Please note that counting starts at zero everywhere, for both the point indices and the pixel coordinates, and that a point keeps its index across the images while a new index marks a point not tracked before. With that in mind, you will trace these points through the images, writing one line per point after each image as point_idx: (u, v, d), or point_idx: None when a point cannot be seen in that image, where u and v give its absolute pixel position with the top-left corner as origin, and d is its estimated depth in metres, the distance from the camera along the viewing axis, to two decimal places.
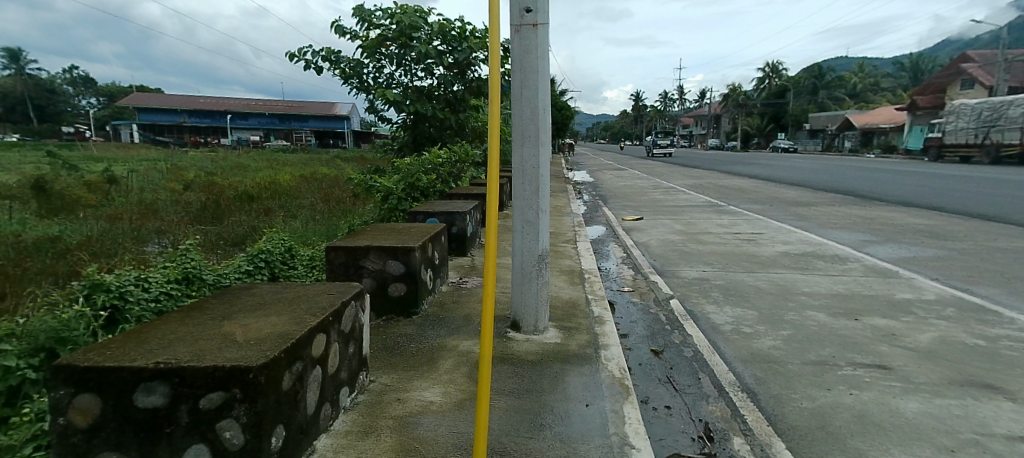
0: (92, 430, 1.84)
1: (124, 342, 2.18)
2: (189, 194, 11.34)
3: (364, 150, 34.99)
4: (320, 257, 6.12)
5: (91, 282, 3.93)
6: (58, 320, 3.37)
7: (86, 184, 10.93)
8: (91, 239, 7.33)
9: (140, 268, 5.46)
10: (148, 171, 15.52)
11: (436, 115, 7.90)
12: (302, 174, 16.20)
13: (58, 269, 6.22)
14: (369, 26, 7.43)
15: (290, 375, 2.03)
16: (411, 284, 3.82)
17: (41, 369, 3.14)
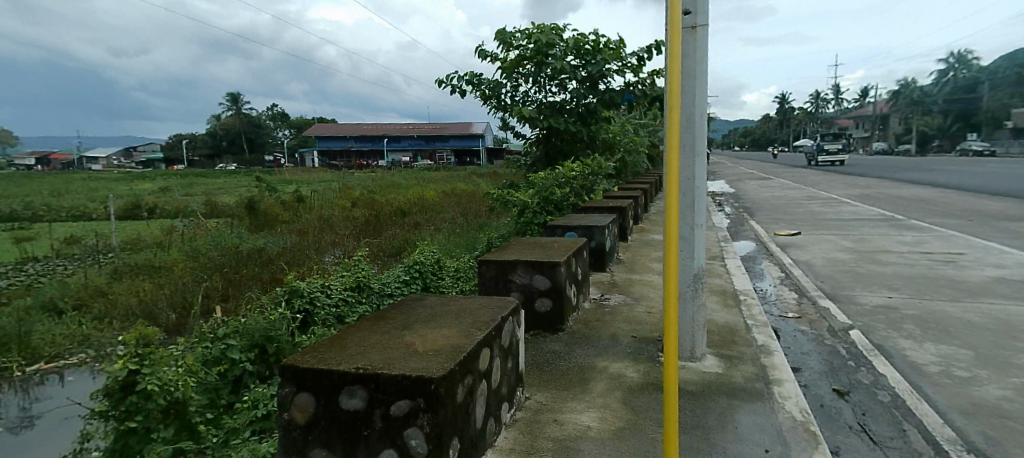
0: (308, 426, 2.13)
1: (329, 346, 2.51)
2: (355, 210, 12.77)
3: (499, 166, 36.52)
4: (467, 268, 6.50)
5: (290, 289, 5.02)
6: (269, 321, 4.45)
7: (282, 204, 12.89)
8: (285, 249, 8.59)
9: (322, 275, 6.33)
10: (323, 191, 17.83)
11: (568, 129, 7.79)
12: (443, 191, 17.33)
13: (263, 276, 7.48)
14: (508, 48, 7.65)
15: (463, 388, 2.17)
16: (557, 300, 3.82)
17: (255, 363, 4.21)
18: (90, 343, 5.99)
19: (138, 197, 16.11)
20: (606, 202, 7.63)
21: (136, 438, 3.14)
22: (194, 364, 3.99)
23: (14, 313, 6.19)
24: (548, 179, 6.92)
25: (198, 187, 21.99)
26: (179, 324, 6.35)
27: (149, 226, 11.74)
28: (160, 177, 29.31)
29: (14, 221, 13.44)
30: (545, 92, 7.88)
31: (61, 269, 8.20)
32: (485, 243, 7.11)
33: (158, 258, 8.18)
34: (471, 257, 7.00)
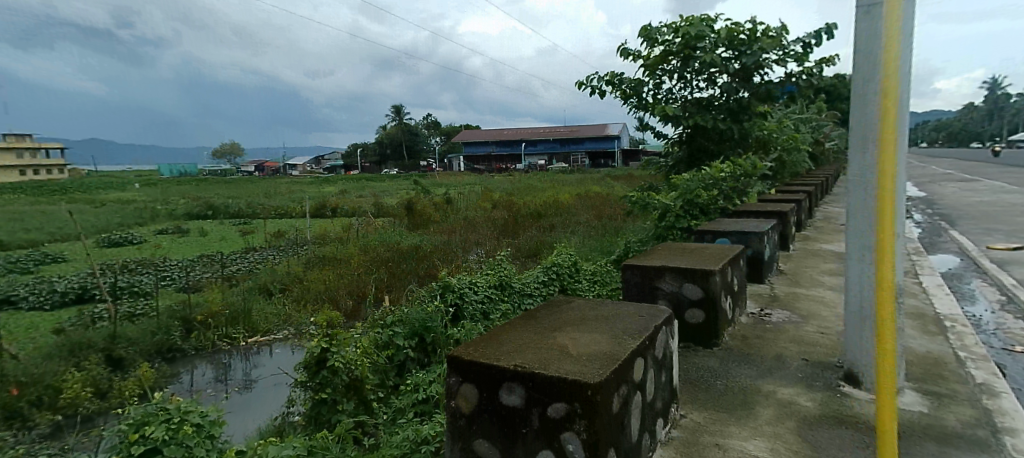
0: (472, 416, 2.26)
1: (488, 342, 2.63)
2: (495, 212, 13.22)
3: (638, 169, 35.22)
4: (603, 272, 6.26)
5: (444, 283, 5.68)
6: (426, 312, 5.11)
7: (432, 205, 13.83)
8: (438, 247, 9.16)
9: (466, 273, 6.66)
10: (468, 193, 18.78)
11: (717, 127, 7.14)
12: (583, 193, 17.27)
13: (420, 269, 8.07)
14: (653, 45, 7.29)
15: (618, 398, 2.12)
16: (710, 312, 3.53)
17: (415, 350, 4.88)
18: (290, 321, 7.14)
19: (324, 198, 18.52)
20: (767, 204, 6.89)
21: (326, 407, 4.11)
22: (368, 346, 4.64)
23: (240, 293, 7.52)
24: (690, 180, 6.35)
25: (368, 190, 24.59)
26: (354, 310, 7.19)
27: (333, 223, 13.44)
28: (340, 181, 33.44)
29: (237, 217, 16.31)
30: (692, 89, 7.37)
31: (269, 257, 9.73)
32: (622, 246, 6.85)
33: (340, 251, 9.32)
34: (608, 260, 6.83)
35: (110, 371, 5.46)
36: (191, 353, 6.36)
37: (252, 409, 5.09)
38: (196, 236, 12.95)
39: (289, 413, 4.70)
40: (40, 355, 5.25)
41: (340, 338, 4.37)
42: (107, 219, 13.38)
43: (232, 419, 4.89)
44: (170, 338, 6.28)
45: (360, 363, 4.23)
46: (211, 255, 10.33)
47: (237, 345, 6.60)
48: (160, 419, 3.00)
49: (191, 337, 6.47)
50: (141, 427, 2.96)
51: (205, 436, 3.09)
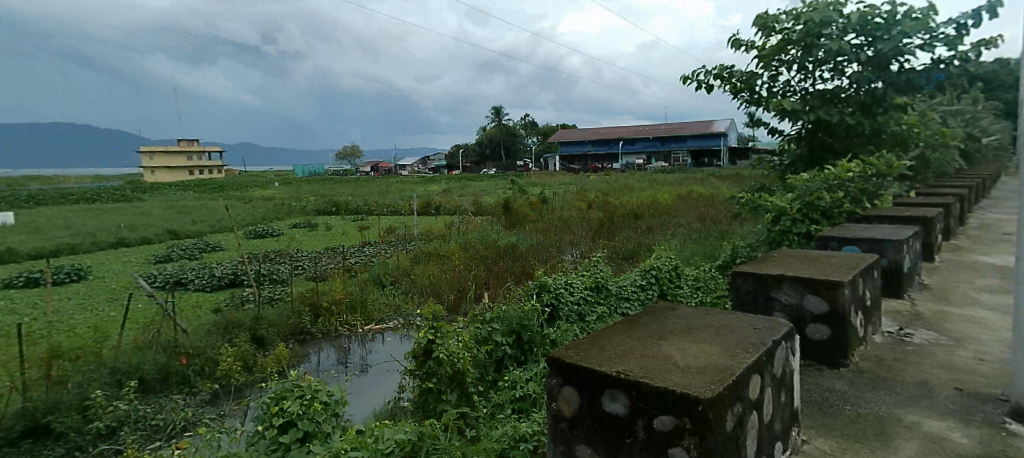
0: (573, 421, 2.23)
1: (589, 346, 2.58)
2: (591, 211, 13.02)
3: (746, 168, 32.91)
4: (706, 278, 5.86)
5: (540, 283, 5.73)
6: (523, 311, 5.18)
7: (529, 204, 13.94)
8: (533, 246, 9.14)
9: (564, 273, 6.62)
10: (564, 193, 18.72)
11: (844, 121, 6.46)
12: (684, 194, 16.53)
13: (517, 268, 8.15)
14: (770, 35, 6.77)
15: (733, 416, 1.99)
16: (838, 328, 3.20)
17: (512, 348, 4.94)
18: (400, 312, 7.56)
19: (430, 197, 19.35)
20: (900, 208, 6.18)
21: (433, 395, 4.27)
22: (468, 340, 4.73)
23: (358, 283, 8.08)
24: (809, 182, 5.67)
25: (470, 189, 25.34)
26: (455, 305, 7.50)
27: (437, 221, 14.01)
28: (444, 180, 34.77)
29: (354, 214, 17.54)
30: (814, 81, 6.74)
31: (382, 252, 10.35)
32: (729, 251, 6.45)
33: (443, 247, 9.65)
34: (712, 266, 6.44)
35: (255, 349, 6.18)
36: (319, 337, 6.97)
37: (370, 391, 5.58)
38: (322, 230, 14.13)
39: (402, 398, 5.01)
40: (201, 331, 6.06)
41: (443, 331, 4.54)
42: (246, 219, 15.13)
43: (355, 399, 5.41)
44: (300, 322, 6.94)
45: (461, 357, 4.35)
46: (334, 247, 11.24)
47: (355, 331, 7.09)
48: (296, 395, 3.83)
49: (318, 321, 7.07)
50: (281, 401, 3.80)
51: (331, 412, 3.81)
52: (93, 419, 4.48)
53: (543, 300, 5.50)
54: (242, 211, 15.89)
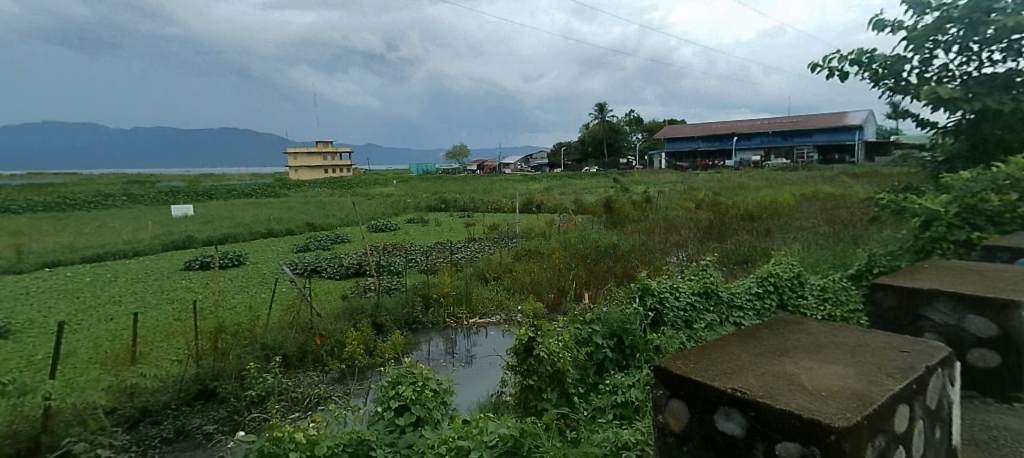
0: (683, 436, 2.06)
1: (700, 358, 2.40)
2: (699, 211, 12.33)
3: (881, 164, 29.34)
4: (835, 289, 5.29)
5: (643, 286, 5.44)
6: (624, 313, 5.00)
7: (632, 203, 13.51)
8: (636, 246, 8.80)
9: (671, 276, 6.31)
10: (671, 192, 17.94)
11: (1018, 110, 5.49)
12: (806, 194, 15.12)
13: (618, 269, 7.92)
14: (924, 13, 5.94)
15: (873, 451, 1.74)
16: (1010, 356, 2.71)
17: (614, 351, 4.77)
18: (502, 307, 7.67)
19: (533, 195, 19.46)
20: None
21: (533, 393, 4.26)
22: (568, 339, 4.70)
23: (464, 277, 8.29)
24: (971, 181, 4.91)
25: (572, 187, 25.17)
26: (555, 303, 7.47)
27: (539, 218, 14.06)
28: (547, 178, 34.87)
29: (461, 210, 18.12)
30: (980, 64, 5.81)
31: (486, 248, 10.58)
32: (863, 259, 5.79)
33: (544, 245, 9.61)
34: (842, 275, 5.81)
35: (375, 334, 6.57)
36: (429, 326, 7.25)
37: (475, 382, 5.77)
38: (432, 226, 14.75)
39: (504, 392, 5.07)
40: (333, 315, 6.59)
41: (543, 329, 4.52)
42: (365, 216, 16.25)
43: (461, 390, 5.61)
44: (413, 312, 7.22)
45: (561, 357, 4.32)
46: (443, 243, 11.70)
47: (461, 324, 7.31)
48: (410, 380, 4.01)
49: (429, 312, 7.36)
50: (397, 385, 4.00)
51: (440, 400, 3.99)
52: (245, 390, 5.17)
53: (646, 304, 5.25)
54: (362, 211, 17.18)
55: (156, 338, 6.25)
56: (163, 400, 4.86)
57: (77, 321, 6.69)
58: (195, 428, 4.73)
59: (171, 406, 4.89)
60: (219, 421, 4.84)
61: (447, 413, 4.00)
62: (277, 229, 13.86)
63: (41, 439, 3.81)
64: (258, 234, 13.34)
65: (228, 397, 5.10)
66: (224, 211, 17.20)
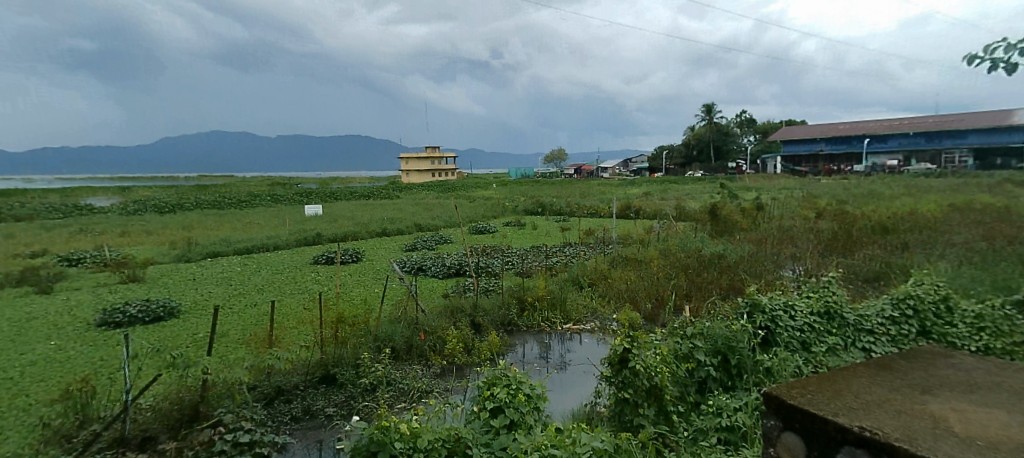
0: None
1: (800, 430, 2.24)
2: (822, 221, 11.19)
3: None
4: (994, 317, 4.57)
5: (752, 302, 4.98)
6: (729, 330, 4.58)
7: (742, 211, 12.59)
8: (745, 257, 8.14)
9: (787, 291, 5.73)
10: (789, 199, 16.53)
11: None
12: (957, 203, 13.17)
13: (724, 280, 7.37)
14: None
15: None
16: None
17: (718, 370, 4.39)
18: (598, 315, 7.45)
19: (632, 200, 18.87)
20: None
21: (628, 407, 4.06)
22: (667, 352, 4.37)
23: (558, 282, 8.17)
24: None
25: (674, 193, 24.11)
26: (653, 314, 7.07)
27: (637, 224, 13.56)
28: (648, 183, 33.72)
29: (558, 214, 17.99)
30: None
31: (582, 253, 10.36)
32: None
33: (642, 253, 9.19)
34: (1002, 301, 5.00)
35: (475, 334, 6.64)
36: (523, 329, 7.21)
37: (568, 389, 5.64)
38: (530, 229, 14.77)
39: (598, 403, 4.90)
40: (435, 313, 6.78)
41: (640, 340, 4.26)
42: (465, 218, 16.67)
43: (553, 396, 5.48)
44: (509, 314, 7.23)
45: (660, 369, 4.04)
46: (539, 246, 11.65)
47: (555, 328, 7.19)
48: (504, 383, 3.92)
49: (524, 315, 7.33)
50: (492, 386, 3.95)
51: (534, 407, 3.83)
52: (360, 378, 5.45)
53: (755, 322, 4.84)
54: (463, 213, 17.62)
55: (291, 323, 6.91)
56: (294, 381, 5.29)
57: (230, 304, 7.84)
58: (318, 409, 5.06)
59: (301, 386, 5.30)
60: (339, 404, 5.15)
61: (540, 420, 3.83)
62: (389, 228, 14.63)
63: (200, 407, 4.45)
64: (373, 233, 14.20)
65: (346, 382, 5.42)
66: (342, 213, 18.58)
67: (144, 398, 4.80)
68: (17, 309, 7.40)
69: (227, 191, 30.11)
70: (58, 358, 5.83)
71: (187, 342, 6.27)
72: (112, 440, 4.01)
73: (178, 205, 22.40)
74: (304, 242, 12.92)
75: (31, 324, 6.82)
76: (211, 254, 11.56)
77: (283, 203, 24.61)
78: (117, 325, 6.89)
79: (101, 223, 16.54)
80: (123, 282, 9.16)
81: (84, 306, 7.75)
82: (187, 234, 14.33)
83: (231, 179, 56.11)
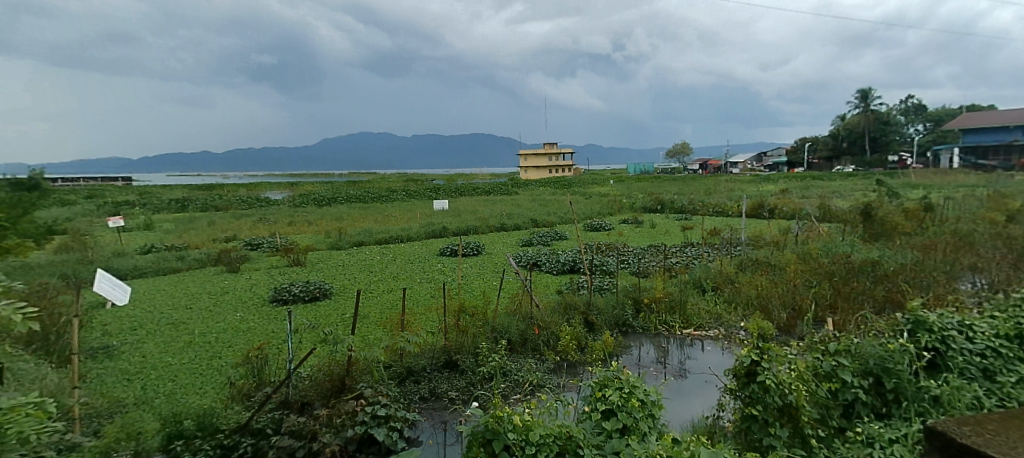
0: None
1: None
2: (1014, 226, 9.29)
3: None
4: None
5: (915, 318, 4.23)
6: (884, 348, 3.93)
7: (904, 211, 10.86)
8: (907, 265, 7.04)
9: (963, 309, 4.89)
10: (968, 198, 14.02)
11: None
12: None
13: (877, 291, 6.42)
14: None
15: None
16: None
17: (869, 394, 3.78)
18: (722, 321, 6.90)
19: (764, 197, 17.41)
20: None
21: (757, 424, 3.64)
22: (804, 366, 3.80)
23: (677, 284, 7.71)
24: None
25: (815, 190, 21.82)
26: (789, 324, 6.44)
27: (770, 224, 12.43)
28: (784, 180, 30.88)
29: (680, 212, 17.10)
30: None
31: (706, 254, 9.69)
32: None
33: (776, 256, 8.36)
34: None
35: (587, 333, 6.44)
36: (640, 331, 6.85)
37: (688, 398, 5.26)
38: (649, 227, 14.20)
39: (722, 416, 4.48)
40: (549, 308, 6.72)
41: (774, 354, 3.74)
42: (582, 215, 16.49)
43: (670, 405, 5.13)
44: (623, 314, 6.92)
45: (795, 387, 3.55)
46: (658, 245, 11.15)
47: (673, 333, 6.77)
48: (615, 386, 3.68)
49: (639, 317, 6.98)
50: (603, 387, 3.74)
51: (648, 413, 3.54)
52: (479, 366, 5.54)
53: (919, 342, 4.11)
54: (580, 209, 17.46)
55: (420, 310, 7.27)
56: (423, 363, 5.51)
57: (370, 289, 8.46)
58: (443, 391, 5.22)
59: (428, 369, 5.49)
60: (460, 389, 5.26)
61: (655, 428, 3.53)
62: (507, 223, 14.87)
63: (346, 380, 4.71)
64: (493, 228, 14.54)
65: (467, 369, 5.52)
66: (467, 208, 19.34)
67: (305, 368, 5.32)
68: (213, 287, 8.74)
69: (369, 187, 32.90)
70: (243, 327, 6.69)
71: (336, 321, 6.86)
72: (279, 403, 4.47)
73: (330, 199, 24.91)
74: (432, 235, 13.59)
75: (222, 299, 8.00)
76: (358, 243, 12.61)
77: (416, 197, 26.29)
78: (284, 302, 7.71)
79: (273, 214, 19.01)
80: (291, 265, 10.22)
81: (262, 284, 8.85)
82: (337, 224, 15.85)
83: (370, 176, 61.25)
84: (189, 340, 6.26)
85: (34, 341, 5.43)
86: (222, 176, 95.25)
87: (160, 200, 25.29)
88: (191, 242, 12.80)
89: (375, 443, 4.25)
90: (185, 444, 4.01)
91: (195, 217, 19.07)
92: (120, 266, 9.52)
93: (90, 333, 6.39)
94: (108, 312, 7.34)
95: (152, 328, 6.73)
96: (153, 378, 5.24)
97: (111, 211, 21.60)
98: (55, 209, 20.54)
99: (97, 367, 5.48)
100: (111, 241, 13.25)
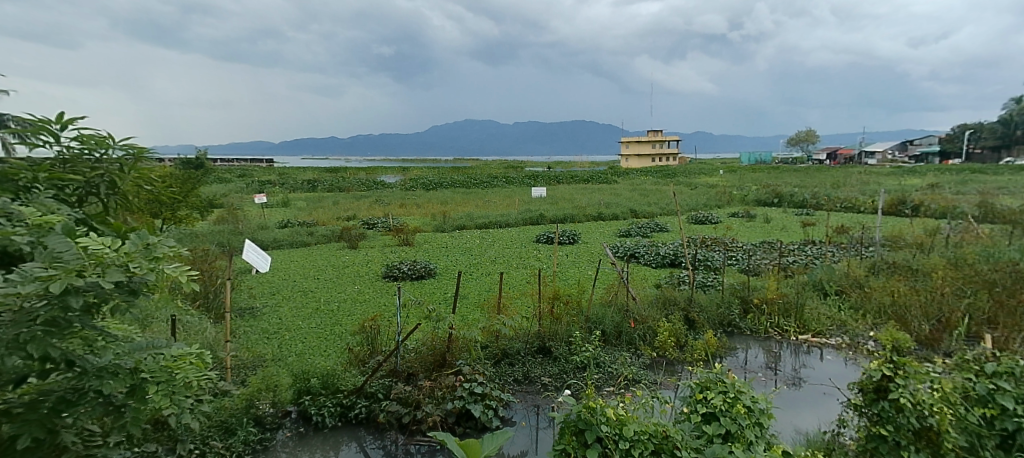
0: None
1: None
2: None
3: None
4: None
5: None
6: None
7: None
8: None
9: None
10: None
11: None
12: None
13: None
14: None
15: None
16: None
17: None
18: (847, 329, 6.23)
19: (906, 192, 15.44)
20: None
21: (886, 446, 3.15)
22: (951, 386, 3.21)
23: (794, 284, 7.08)
24: None
25: (969, 184, 19.12)
26: (932, 338, 5.69)
27: (911, 224, 11.02)
28: (931, 173, 27.27)
29: (800, 207, 15.70)
30: None
31: (830, 253, 8.80)
32: None
33: (919, 260, 7.39)
34: None
35: (687, 329, 6.08)
36: (747, 333, 6.35)
37: (801, 410, 4.78)
38: (762, 222, 13.19)
39: (843, 434, 3.99)
40: (647, 302, 6.44)
41: (912, 370, 3.18)
42: (687, 206, 15.72)
43: (779, 416, 4.69)
44: (729, 314, 6.45)
45: (938, 409, 3.01)
46: (772, 242, 10.32)
47: (788, 337, 6.22)
48: (719, 388, 3.33)
49: (748, 318, 6.48)
50: (704, 390, 3.39)
51: (755, 422, 3.18)
52: (573, 354, 5.41)
53: None
54: (686, 200, 16.66)
55: (517, 294, 7.32)
56: (517, 347, 5.53)
57: (470, 271, 8.67)
58: (536, 376, 5.19)
59: (522, 353, 5.50)
60: (553, 376, 5.19)
61: (762, 438, 3.19)
62: (606, 213, 14.54)
63: (446, 356, 4.78)
64: (590, 217, 14.33)
65: (560, 357, 5.45)
66: (567, 195, 19.18)
67: (412, 340, 5.53)
68: (336, 260, 9.42)
69: (475, 172, 33.86)
70: (361, 298, 7.14)
71: (439, 299, 7.11)
72: (388, 371, 4.67)
73: (438, 183, 25.93)
74: (529, 221, 13.63)
75: (344, 272, 8.60)
76: (459, 226, 12.97)
77: (517, 183, 26.74)
78: (394, 279, 8.11)
79: (389, 197, 20.17)
80: (401, 244, 10.73)
81: (377, 260, 9.38)
82: (443, 207, 16.43)
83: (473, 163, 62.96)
84: (316, 307, 6.78)
85: (198, 298, 6.18)
86: (340, 159, 102.72)
87: (293, 180, 27.90)
88: (317, 219, 13.92)
89: (471, 418, 4.32)
90: (312, 400, 4.42)
91: (323, 197, 20.74)
92: (263, 239, 10.61)
93: (240, 294, 7.15)
94: (253, 277, 8.20)
95: (287, 294, 7.39)
96: (288, 338, 5.74)
97: (254, 188, 24.29)
98: (209, 185, 23.37)
99: (244, 325, 6.10)
100: (255, 215, 14.84)
